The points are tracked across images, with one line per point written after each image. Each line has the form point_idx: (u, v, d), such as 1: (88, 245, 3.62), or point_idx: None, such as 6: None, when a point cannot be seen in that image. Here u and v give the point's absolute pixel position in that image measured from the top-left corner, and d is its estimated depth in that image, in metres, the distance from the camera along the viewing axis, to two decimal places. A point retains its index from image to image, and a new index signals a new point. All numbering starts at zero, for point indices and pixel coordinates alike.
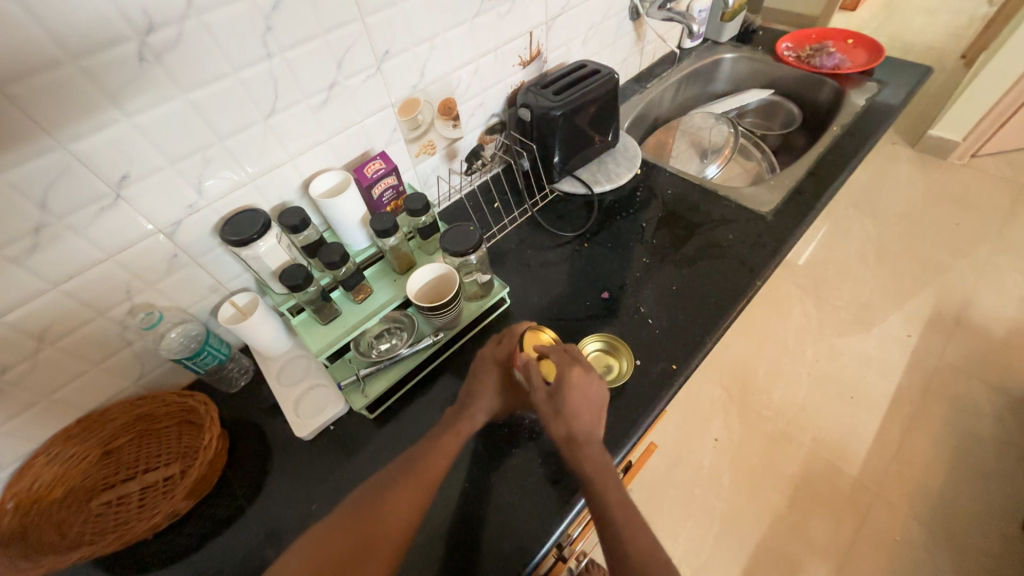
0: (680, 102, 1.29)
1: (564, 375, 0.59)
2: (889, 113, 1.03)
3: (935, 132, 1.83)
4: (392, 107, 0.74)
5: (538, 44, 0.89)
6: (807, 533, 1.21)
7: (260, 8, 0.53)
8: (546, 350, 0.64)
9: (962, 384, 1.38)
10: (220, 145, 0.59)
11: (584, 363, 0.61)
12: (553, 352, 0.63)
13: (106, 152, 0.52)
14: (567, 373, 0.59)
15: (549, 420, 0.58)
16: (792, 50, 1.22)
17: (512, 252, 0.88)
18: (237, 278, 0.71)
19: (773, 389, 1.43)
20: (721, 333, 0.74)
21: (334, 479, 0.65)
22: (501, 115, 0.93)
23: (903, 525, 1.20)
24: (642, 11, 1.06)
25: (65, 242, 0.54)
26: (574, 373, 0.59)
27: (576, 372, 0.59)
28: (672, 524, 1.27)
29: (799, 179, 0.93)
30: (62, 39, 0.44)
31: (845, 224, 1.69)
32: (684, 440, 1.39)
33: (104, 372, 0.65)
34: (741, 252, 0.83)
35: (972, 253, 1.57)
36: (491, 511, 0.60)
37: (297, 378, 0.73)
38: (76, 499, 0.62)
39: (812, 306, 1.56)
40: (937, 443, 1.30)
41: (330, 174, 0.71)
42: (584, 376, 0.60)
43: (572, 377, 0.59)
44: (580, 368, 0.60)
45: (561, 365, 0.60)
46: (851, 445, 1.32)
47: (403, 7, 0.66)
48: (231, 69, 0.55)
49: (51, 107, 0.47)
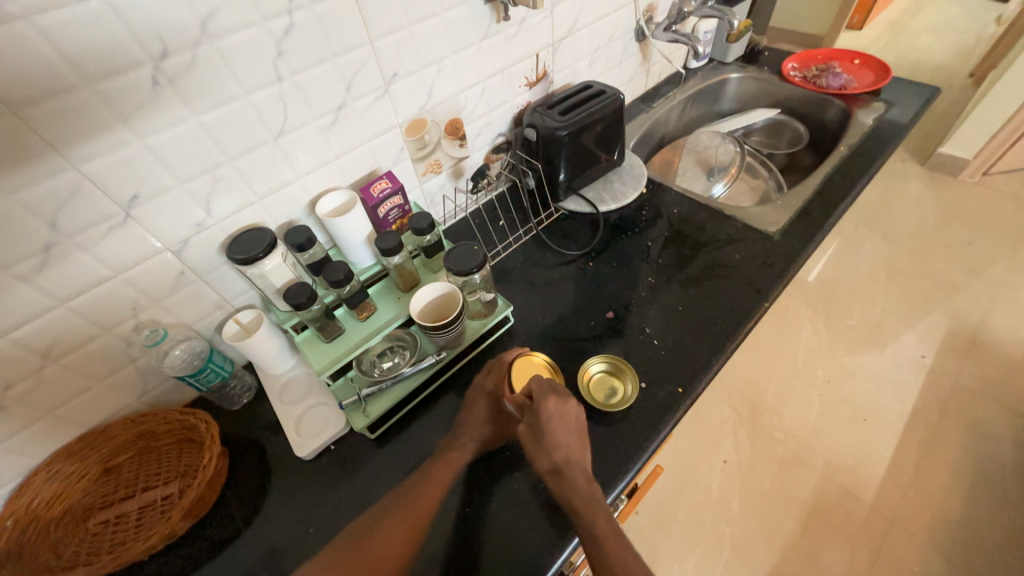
0: (686, 121, 1.30)
1: (540, 406, 0.58)
2: (897, 133, 1.03)
3: (944, 150, 1.82)
4: (399, 127, 0.75)
5: (545, 65, 0.91)
6: (822, 562, 1.17)
7: (272, 33, 0.55)
8: (535, 382, 0.61)
9: (979, 407, 1.34)
10: (229, 165, 0.60)
11: (562, 391, 0.60)
12: (534, 379, 0.62)
13: (117, 172, 0.52)
14: (541, 403, 0.58)
15: (533, 453, 0.58)
16: (798, 71, 1.23)
17: (517, 269, 0.88)
18: (242, 295, 0.71)
19: (783, 409, 1.41)
20: (729, 355, 0.73)
21: (332, 501, 0.64)
22: (507, 134, 0.94)
23: (922, 555, 1.15)
24: (648, 33, 1.07)
25: (74, 259, 0.54)
26: (548, 402, 0.58)
27: (552, 401, 0.58)
28: (680, 549, 1.24)
29: (807, 199, 0.92)
30: (78, 65, 0.46)
31: (855, 242, 1.67)
32: (692, 461, 1.36)
33: (107, 389, 0.65)
34: (748, 273, 0.82)
35: (987, 272, 1.54)
36: (489, 539, 0.59)
37: (299, 396, 0.73)
38: (75, 517, 0.61)
39: (822, 325, 1.53)
40: (955, 468, 1.26)
41: (337, 193, 0.72)
42: (559, 404, 0.59)
43: (546, 407, 0.58)
44: (556, 396, 0.59)
45: (537, 394, 0.59)
46: (865, 469, 1.28)
47: (412, 31, 0.67)
48: (242, 92, 0.56)
49: (65, 129, 0.48)
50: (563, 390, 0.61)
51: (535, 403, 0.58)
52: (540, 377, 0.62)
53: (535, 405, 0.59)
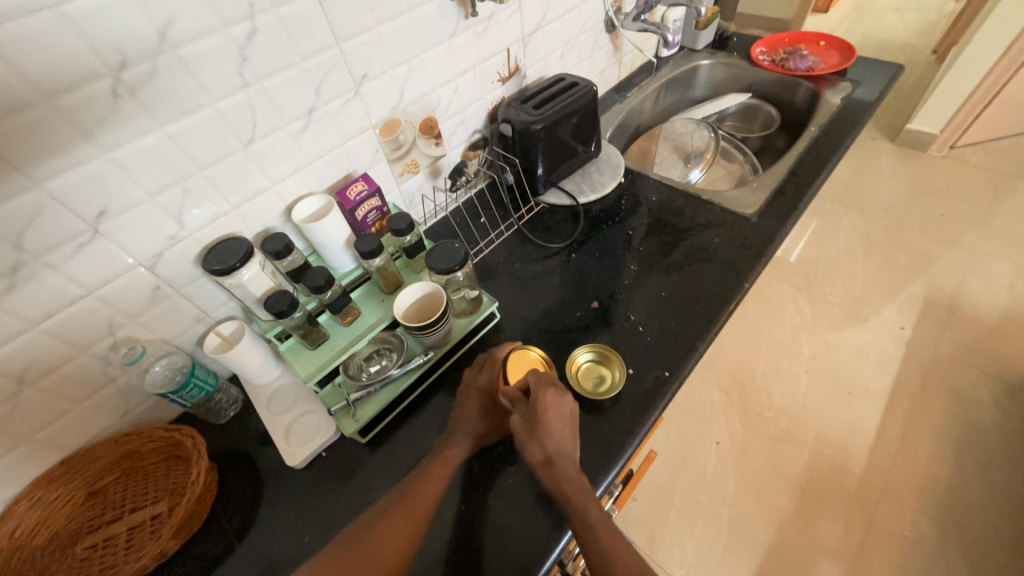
0: (661, 109, 1.31)
1: (538, 396, 0.58)
2: (865, 111, 1.05)
3: (913, 126, 1.87)
4: (373, 129, 0.74)
5: (517, 59, 0.91)
6: (817, 535, 1.20)
7: (236, 39, 0.54)
8: (532, 376, 0.62)
9: (959, 373, 1.38)
10: (200, 176, 0.59)
11: (559, 386, 0.61)
12: (530, 374, 0.62)
13: (84, 188, 0.51)
14: (540, 394, 0.58)
15: (526, 443, 0.57)
16: (767, 54, 1.25)
17: (501, 265, 0.88)
18: (222, 306, 0.70)
19: (772, 389, 1.43)
20: (713, 337, 0.74)
21: (327, 508, 0.64)
22: (483, 131, 0.94)
23: (912, 521, 1.19)
24: (618, 23, 1.08)
25: (43, 280, 0.53)
26: (547, 395, 0.58)
27: (550, 393, 0.59)
28: (680, 532, 1.25)
29: (781, 180, 0.94)
30: (34, 81, 0.44)
31: (832, 221, 1.71)
32: (686, 445, 1.38)
33: (87, 411, 0.64)
34: (728, 255, 0.84)
35: (959, 242, 1.59)
36: (487, 535, 0.59)
37: (286, 406, 0.72)
38: (60, 544, 0.60)
39: (805, 304, 1.56)
40: (938, 434, 1.29)
41: (313, 199, 0.71)
42: (556, 397, 0.59)
43: (545, 398, 0.58)
44: (553, 390, 0.60)
45: (536, 387, 0.59)
46: (853, 440, 1.31)
47: (379, 31, 0.67)
48: (208, 100, 0.55)
49: (25, 147, 0.46)
50: (561, 384, 0.61)
51: (533, 396, 0.59)
52: (537, 371, 0.62)
53: (530, 397, 0.59)
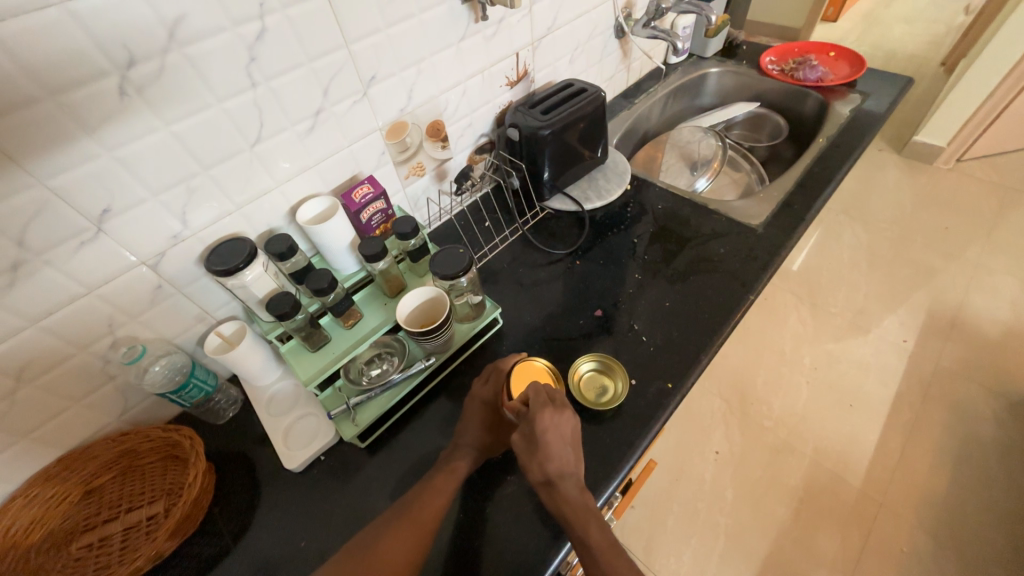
0: (669, 116, 1.30)
1: (535, 418, 0.56)
2: (874, 123, 1.05)
3: (920, 138, 1.86)
4: (380, 131, 0.74)
5: (525, 64, 0.90)
6: (814, 548, 1.19)
7: (244, 38, 0.53)
8: (531, 393, 0.60)
9: (960, 388, 1.37)
10: (205, 175, 0.58)
11: (558, 402, 0.59)
12: (531, 388, 0.61)
13: (87, 186, 0.51)
14: (539, 415, 0.56)
15: (526, 463, 0.56)
16: (776, 64, 1.25)
17: (505, 270, 0.87)
18: (224, 306, 0.70)
19: (773, 399, 1.42)
20: (716, 348, 0.73)
21: (325, 513, 0.63)
22: (489, 135, 0.94)
23: (910, 535, 1.18)
24: (627, 29, 1.07)
25: (43, 276, 0.52)
26: (545, 414, 0.56)
27: (547, 413, 0.56)
28: (675, 542, 1.25)
29: (788, 192, 0.93)
30: (38, 77, 0.44)
31: (836, 230, 1.70)
32: (684, 454, 1.38)
33: (85, 409, 0.63)
34: (733, 266, 0.83)
35: (962, 256, 1.58)
36: (487, 545, 0.58)
37: (286, 409, 0.71)
38: (53, 543, 0.59)
39: (808, 314, 1.56)
40: (939, 450, 1.28)
41: (318, 200, 0.70)
42: (555, 416, 0.57)
43: (542, 420, 0.56)
44: (552, 408, 0.57)
45: (535, 407, 0.57)
46: (852, 453, 1.30)
47: (389, 33, 0.66)
48: (215, 100, 0.55)
49: (28, 143, 0.46)
50: (561, 400, 0.60)
51: (530, 417, 0.57)
52: (537, 386, 0.61)
53: (530, 413, 0.57)
